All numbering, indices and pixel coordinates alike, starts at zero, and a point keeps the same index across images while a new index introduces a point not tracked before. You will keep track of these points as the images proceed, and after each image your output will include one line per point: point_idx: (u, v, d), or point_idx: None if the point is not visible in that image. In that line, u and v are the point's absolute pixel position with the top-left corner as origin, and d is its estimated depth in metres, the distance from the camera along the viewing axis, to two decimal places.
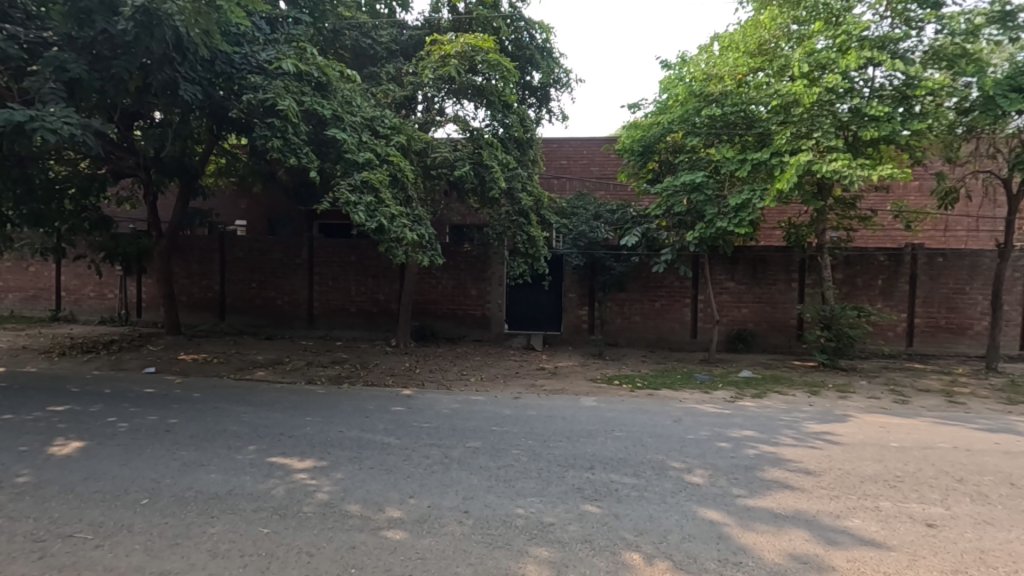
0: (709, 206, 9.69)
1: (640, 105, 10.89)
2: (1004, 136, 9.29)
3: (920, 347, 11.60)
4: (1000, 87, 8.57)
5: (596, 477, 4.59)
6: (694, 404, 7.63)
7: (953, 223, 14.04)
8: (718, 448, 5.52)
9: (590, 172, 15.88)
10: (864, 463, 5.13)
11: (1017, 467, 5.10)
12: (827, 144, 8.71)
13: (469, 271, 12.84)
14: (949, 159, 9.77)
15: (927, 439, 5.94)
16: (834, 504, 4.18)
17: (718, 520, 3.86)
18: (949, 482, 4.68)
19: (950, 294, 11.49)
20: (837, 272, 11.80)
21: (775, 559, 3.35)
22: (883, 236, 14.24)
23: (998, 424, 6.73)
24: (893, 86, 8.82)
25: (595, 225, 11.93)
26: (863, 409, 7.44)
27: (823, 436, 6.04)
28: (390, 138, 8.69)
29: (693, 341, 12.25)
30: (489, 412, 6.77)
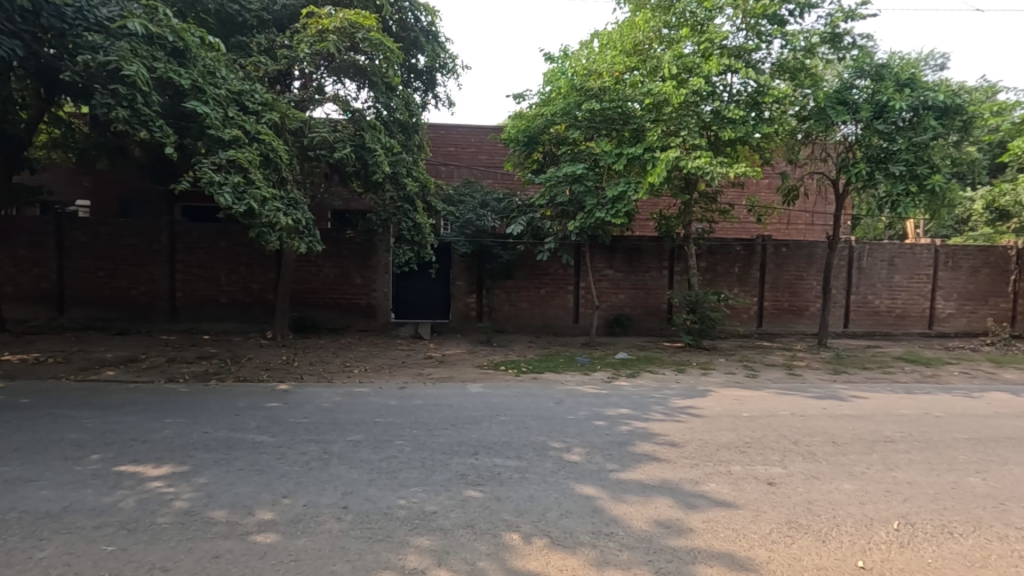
0: (589, 197, 10.13)
1: (525, 95, 11.06)
2: (833, 143, 10.69)
3: (769, 327, 13.10)
4: (829, 99, 9.88)
5: (480, 462, 4.65)
6: (575, 385, 8.01)
7: (794, 217, 16.01)
8: (595, 426, 5.84)
9: (478, 160, 15.91)
10: (720, 432, 5.71)
11: (838, 428, 5.96)
12: (692, 142, 9.47)
13: (353, 258, 12.34)
14: (791, 161, 11.07)
15: (771, 408, 6.74)
16: (693, 472, 4.61)
17: (593, 494, 4.09)
18: (787, 445, 5.34)
19: (792, 280, 13.08)
20: (702, 260, 12.92)
21: (642, 526, 3.62)
22: (740, 228, 15.86)
23: (825, 391, 7.83)
24: (747, 92, 9.76)
25: (482, 213, 11.98)
26: (721, 384, 8.24)
27: (687, 410, 6.61)
28: (261, 115, 8.04)
29: (576, 326, 12.84)
30: (373, 404, 6.59)
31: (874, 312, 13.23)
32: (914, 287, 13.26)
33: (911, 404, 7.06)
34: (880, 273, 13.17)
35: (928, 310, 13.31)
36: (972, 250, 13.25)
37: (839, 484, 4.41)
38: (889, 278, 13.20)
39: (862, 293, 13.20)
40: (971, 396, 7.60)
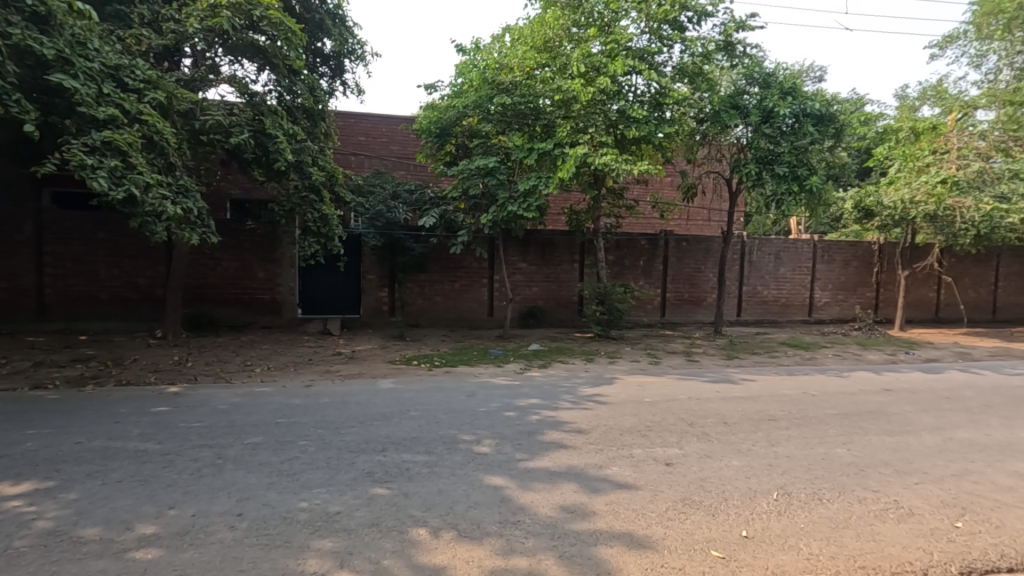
0: (501, 190, 10.19)
1: (436, 86, 10.93)
2: (727, 144, 11.48)
3: (671, 317, 13.89)
4: (724, 103, 10.55)
5: (388, 459, 4.56)
6: (487, 378, 8.07)
7: (693, 214, 17.09)
8: (506, 417, 5.91)
9: (390, 150, 15.52)
10: (624, 417, 5.98)
11: (729, 409, 6.44)
12: (599, 139, 9.80)
13: (255, 251, 11.63)
14: (690, 160, 11.76)
15: (670, 393, 7.16)
16: (598, 457, 4.79)
17: (501, 485, 4.15)
18: (684, 427, 5.68)
19: (691, 273, 13.94)
20: (610, 254, 13.40)
21: (548, 513, 3.71)
22: (645, 223, 16.68)
23: (719, 376, 8.43)
24: (651, 93, 10.23)
25: (393, 205, 11.63)
26: (626, 372, 8.64)
27: (594, 398, 6.85)
28: (143, 93, 7.32)
29: (490, 319, 12.93)
30: (274, 404, 6.26)
31: (762, 301, 14.40)
32: (796, 278, 14.58)
33: (791, 385, 7.77)
34: (767, 265, 14.34)
35: (808, 299, 14.69)
36: (844, 245, 14.80)
37: (728, 461, 4.76)
38: (776, 270, 14.41)
39: (753, 285, 14.32)
40: (840, 375, 8.48)
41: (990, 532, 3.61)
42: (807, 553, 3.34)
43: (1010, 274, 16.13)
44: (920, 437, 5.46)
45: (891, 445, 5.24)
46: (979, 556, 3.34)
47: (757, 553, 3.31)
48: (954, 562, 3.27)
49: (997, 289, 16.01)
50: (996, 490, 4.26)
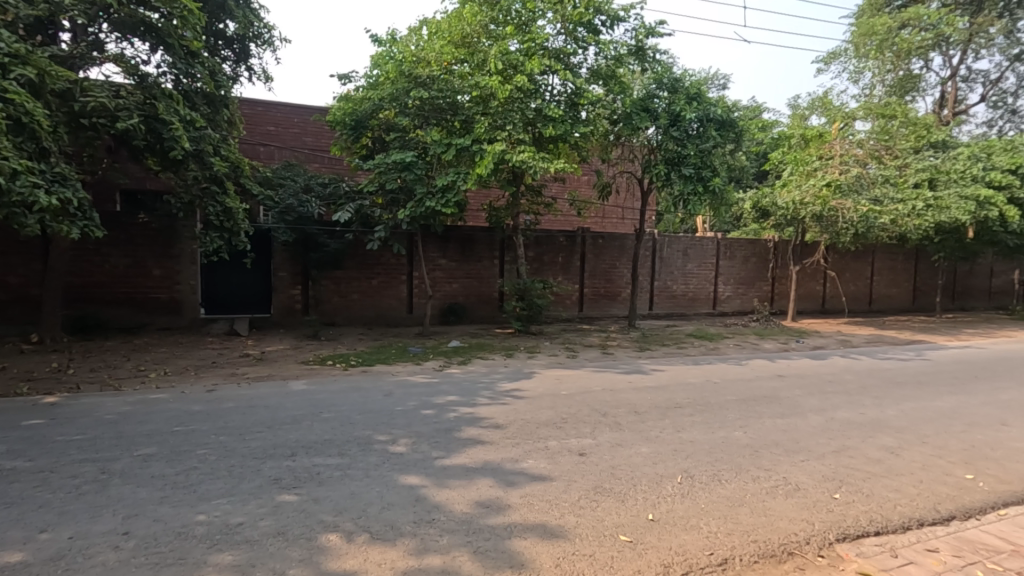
0: (419, 185, 10.03)
1: (350, 77, 10.58)
2: (639, 145, 11.97)
3: (588, 311, 14.31)
4: (635, 106, 10.98)
5: (297, 464, 4.37)
6: (406, 376, 7.94)
7: (609, 212, 17.74)
8: (423, 415, 5.84)
9: (302, 142, 14.85)
10: (541, 411, 6.09)
11: (640, 398, 6.73)
12: (517, 137, 9.91)
13: (150, 246, 10.74)
14: (604, 160, 12.16)
15: (586, 385, 7.39)
16: (515, 451, 4.85)
17: (416, 484, 4.09)
18: (597, 418, 5.88)
19: (607, 268, 14.45)
20: (529, 250, 13.58)
21: (463, 509, 3.71)
22: (563, 220, 17.09)
23: (631, 367, 8.80)
24: (566, 92, 10.46)
25: (305, 199, 11.14)
26: (545, 366, 8.81)
27: (512, 393, 6.93)
28: (9, 68, 6.36)
29: (410, 316, 12.73)
30: (171, 411, 5.80)
31: (672, 296, 15.17)
32: (702, 274, 15.50)
33: (696, 374, 8.24)
34: (677, 262, 15.14)
35: (712, 293, 15.66)
36: (744, 243, 15.93)
37: (637, 448, 4.98)
38: (684, 266, 15.24)
39: (664, 280, 15.05)
40: (740, 364, 9.12)
41: (862, 501, 4.02)
42: (707, 531, 3.56)
43: (882, 269, 18.06)
44: (807, 418, 5.99)
45: (782, 426, 5.70)
46: (853, 522, 3.72)
47: (662, 535, 3.49)
48: (833, 530, 3.61)
49: (872, 283, 17.87)
50: (868, 463, 4.75)
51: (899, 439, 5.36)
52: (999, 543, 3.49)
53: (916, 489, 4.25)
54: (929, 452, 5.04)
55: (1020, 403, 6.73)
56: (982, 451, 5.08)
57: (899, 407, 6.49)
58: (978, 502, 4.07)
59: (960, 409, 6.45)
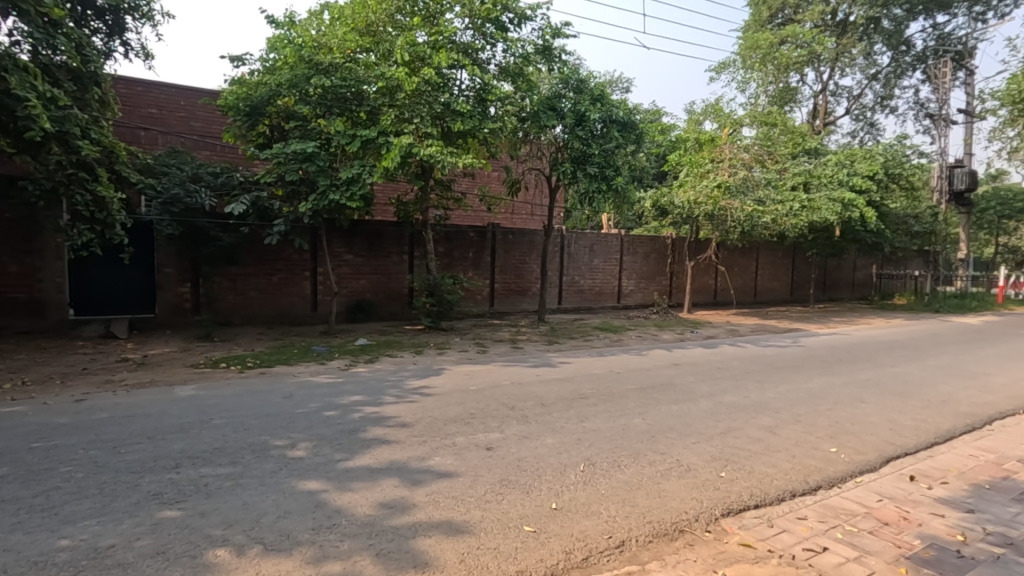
0: (322, 177, 9.58)
1: (244, 59, 9.89)
2: (546, 143, 12.21)
3: (499, 307, 14.43)
4: (542, 105, 11.21)
5: (181, 476, 4.03)
6: (308, 376, 7.59)
7: (518, 208, 18.02)
8: (326, 417, 5.61)
9: (190, 127, 13.71)
10: (449, 407, 6.06)
11: (547, 391, 6.90)
12: (424, 131, 9.76)
13: (4, 241, 9.49)
14: (513, 156, 12.28)
15: (495, 380, 7.44)
16: (421, 449, 4.79)
17: (317, 488, 3.93)
18: (505, 412, 5.94)
19: (517, 264, 14.66)
20: (440, 245, 13.45)
21: (365, 512, 3.60)
22: (474, 216, 17.14)
23: (540, 360, 8.99)
24: (474, 88, 10.46)
25: (193, 189, 10.08)
26: (454, 362, 8.77)
27: (421, 390, 6.83)
28: None
29: (314, 314, 12.17)
30: (30, 425, 5.14)
31: (579, 290, 15.67)
32: (607, 269, 16.15)
33: (600, 365, 8.58)
34: (583, 257, 15.65)
35: (617, 287, 16.36)
36: (645, 239, 16.79)
37: (543, 440, 5.09)
38: (591, 261, 15.80)
39: (571, 275, 15.50)
40: (641, 354, 9.60)
41: (744, 477, 4.38)
42: (606, 516, 3.71)
43: (765, 264, 19.76)
44: (699, 403, 6.42)
45: (676, 412, 6.07)
46: (735, 498, 4.04)
47: (565, 522, 3.59)
48: (718, 506, 3.90)
49: (757, 276, 19.51)
50: (750, 442, 5.18)
51: (776, 419, 5.89)
52: (855, 507, 3.94)
53: (789, 464, 4.70)
54: (801, 429, 5.59)
55: (874, 382, 7.64)
56: (844, 426, 5.71)
57: (777, 389, 7.14)
58: (839, 472, 4.57)
59: (826, 389, 7.20)
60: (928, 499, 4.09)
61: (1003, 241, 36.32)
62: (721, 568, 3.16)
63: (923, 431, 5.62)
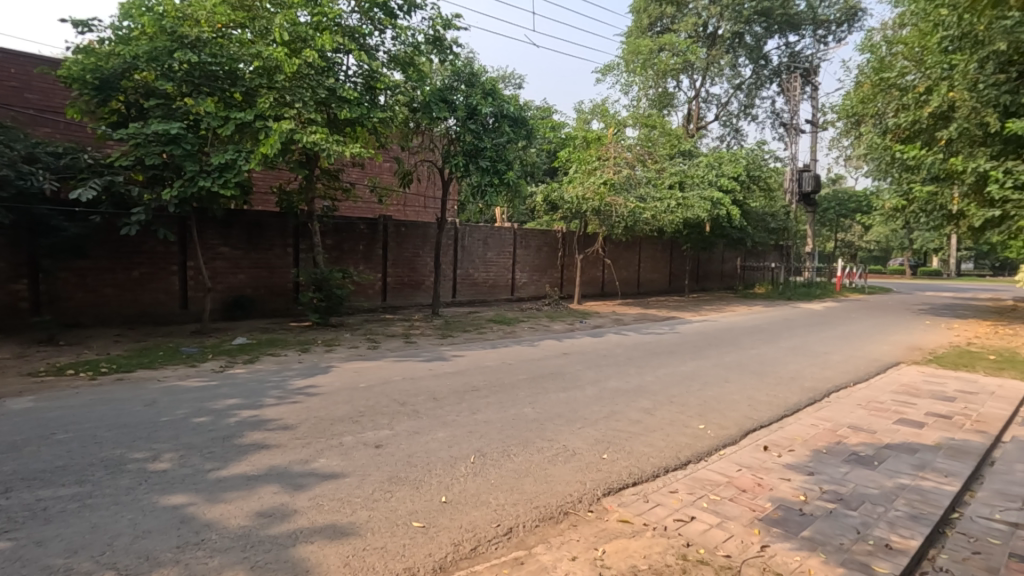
0: (189, 162, 8.73)
1: (90, 24, 8.74)
2: (438, 135, 12.06)
3: (392, 301, 14.08)
4: (433, 96, 11.07)
5: (12, 502, 3.49)
6: (176, 381, 6.92)
7: (410, 200, 17.72)
8: (196, 424, 5.15)
9: (24, 99, 11.88)
10: (336, 406, 5.83)
11: (439, 384, 6.87)
12: (307, 116, 9.23)
13: None
14: (405, 147, 12.00)
15: (386, 376, 7.27)
16: (304, 451, 4.55)
17: (183, 503, 3.59)
18: (396, 408, 5.82)
19: (410, 257, 14.41)
20: (327, 238, 12.83)
21: (239, 523, 3.36)
22: (364, 207, 16.59)
23: (433, 355, 8.92)
24: (362, 74, 10.09)
25: (27, 170, 8.54)
26: (343, 359, 8.44)
27: (305, 390, 6.50)
28: None
29: (185, 312, 11.10)
30: None
31: (474, 283, 15.74)
32: (501, 262, 16.38)
33: (493, 357, 8.68)
34: (477, 250, 15.73)
35: (510, 279, 16.65)
36: (537, 233, 17.23)
37: (434, 434, 5.06)
38: (484, 254, 15.93)
39: (465, 268, 15.53)
40: (532, 345, 9.86)
41: (623, 458, 4.66)
42: (495, 505, 3.77)
43: (647, 257, 21.11)
44: (585, 390, 6.72)
45: (564, 399, 6.31)
46: (616, 477, 4.28)
47: (453, 515, 3.60)
48: (600, 486, 4.12)
49: (639, 269, 20.79)
50: (630, 424, 5.52)
51: (654, 401, 6.33)
52: (719, 478, 4.35)
53: (663, 442, 5.07)
54: (675, 409, 6.05)
55: (738, 364, 8.46)
56: (711, 404, 6.26)
57: (655, 374, 7.67)
58: (707, 446, 5.01)
59: (697, 371, 7.86)
60: (778, 466, 4.62)
61: (839, 236, 41.83)
62: (602, 545, 3.33)
63: (776, 405, 6.32)
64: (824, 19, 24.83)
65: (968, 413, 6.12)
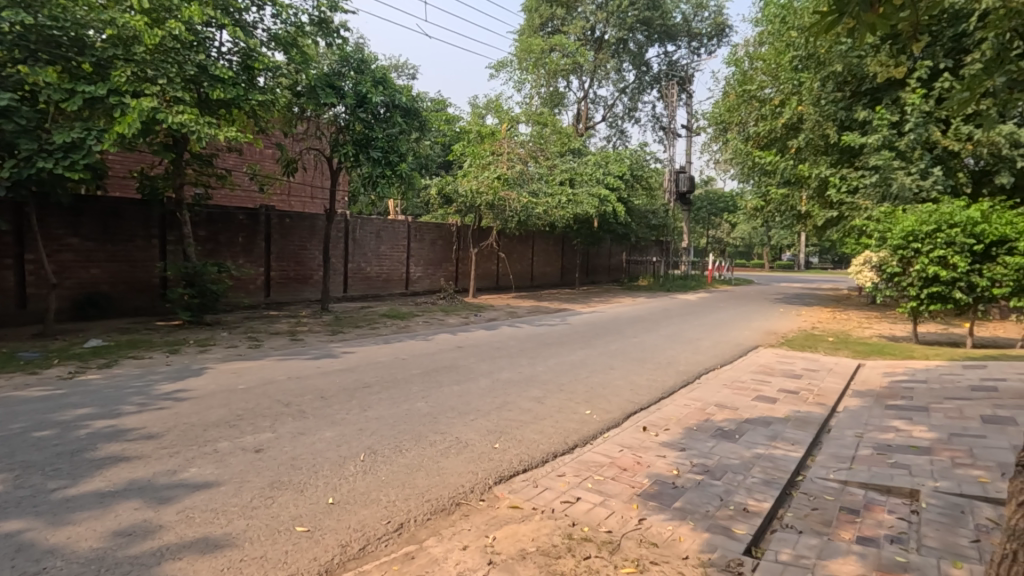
0: (24, 139, 7.54)
1: None
2: (325, 123, 11.49)
3: (276, 297, 13.24)
4: (319, 81, 10.53)
5: None
6: (10, 391, 6.00)
7: (295, 189, 16.77)
8: (36, 439, 4.50)
9: None
10: (211, 410, 5.39)
11: (327, 382, 6.59)
12: (173, 95, 8.38)
13: None
14: (288, 133, 11.29)
15: (268, 376, 6.84)
16: (171, 461, 4.16)
17: (20, 529, 3.14)
18: (279, 409, 5.50)
19: (296, 250, 13.64)
20: (200, 229, 11.77)
21: (91, 546, 3.00)
22: (243, 196, 15.43)
23: (321, 352, 8.53)
24: (238, 52, 9.35)
25: None
26: (220, 360, 7.80)
27: (173, 394, 5.93)
28: None
29: (23, 312, 9.64)
30: None
31: (366, 278, 15.25)
32: (394, 255, 16.01)
33: (385, 352, 8.48)
34: (369, 244, 15.24)
35: (404, 273, 16.34)
36: (432, 226, 17.05)
37: (321, 434, 4.85)
38: (377, 248, 15.48)
39: (357, 262, 15.00)
40: (426, 339, 9.77)
41: (514, 446, 4.78)
42: (386, 501, 3.70)
43: (539, 251, 21.70)
44: (478, 382, 6.78)
45: (457, 392, 6.33)
46: (507, 465, 4.38)
47: (341, 516, 3.48)
48: (492, 475, 4.19)
49: (532, 263, 21.33)
50: (521, 413, 5.67)
51: (544, 390, 6.54)
52: (603, 459, 4.60)
53: (552, 428, 5.27)
54: (564, 397, 6.30)
55: (622, 351, 8.99)
56: (597, 391, 6.61)
57: (546, 363, 7.94)
58: (592, 430, 5.28)
59: (585, 360, 8.24)
60: (655, 444, 4.98)
61: (711, 233, 45.81)
62: (492, 531, 3.39)
63: (654, 389, 6.80)
64: (697, 33, 26.92)
65: (811, 388, 7.00)
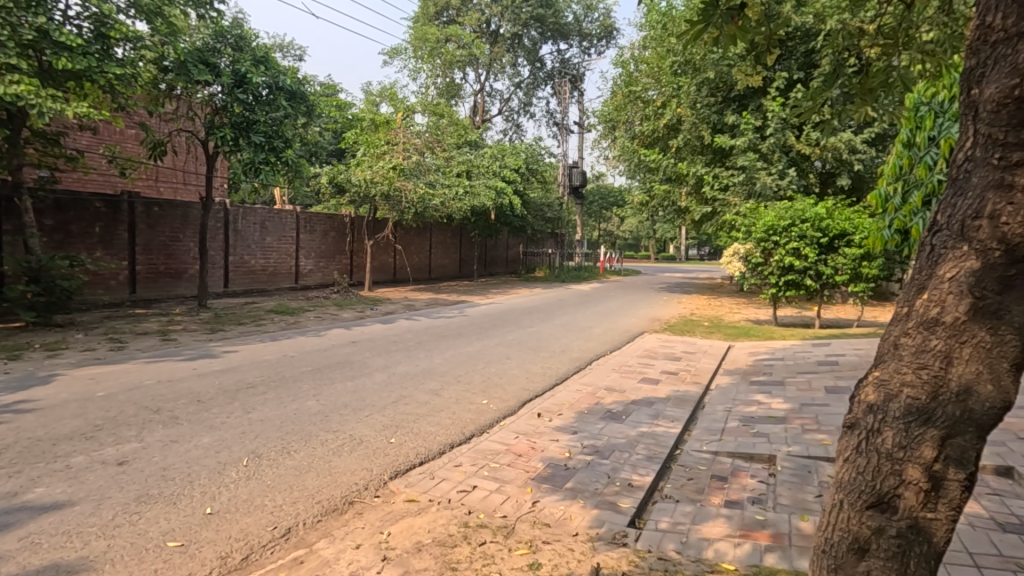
0: None
1: None
2: (197, 102, 10.51)
3: (143, 293, 11.97)
4: (190, 55, 9.64)
5: None
6: None
7: (165, 174, 15.29)
8: None
9: None
10: (62, 422, 4.77)
11: (204, 384, 6.09)
12: (5, 61, 7.21)
13: None
14: (153, 112, 10.19)
15: (134, 380, 6.18)
16: (10, 483, 3.63)
17: None
18: (146, 416, 4.99)
19: (167, 242, 12.40)
20: (45, 217, 10.34)
21: None
22: (100, 180, 13.79)
23: (197, 352, 7.85)
24: (89, 17, 8.28)
25: None
26: (73, 365, 6.90)
27: (12, 407, 5.16)
28: None
29: None
30: None
31: (250, 271, 14.23)
32: (281, 248, 15.08)
33: (271, 350, 7.98)
34: (253, 235, 14.24)
35: (293, 267, 15.47)
36: (323, 217, 16.28)
37: (197, 440, 4.48)
38: (262, 239, 14.50)
39: (239, 254, 13.95)
40: (317, 335, 9.34)
41: (410, 439, 4.73)
42: (272, 506, 3.51)
43: (436, 243, 21.50)
44: (373, 377, 6.61)
45: (350, 388, 6.13)
46: (403, 460, 4.32)
47: (220, 526, 3.24)
48: (387, 470, 4.12)
49: (430, 254, 21.09)
50: (417, 406, 5.61)
51: (441, 382, 6.52)
52: (499, 447, 4.69)
53: (449, 420, 5.28)
54: (461, 388, 6.33)
55: (519, 341, 9.20)
56: (493, 380, 6.71)
57: (443, 356, 7.91)
58: (488, 420, 5.36)
59: (482, 351, 8.33)
60: (549, 429, 5.16)
61: (602, 225, 47.98)
62: (387, 527, 3.34)
63: (548, 376, 7.04)
64: (588, 33, 27.90)
65: (688, 369, 7.63)
